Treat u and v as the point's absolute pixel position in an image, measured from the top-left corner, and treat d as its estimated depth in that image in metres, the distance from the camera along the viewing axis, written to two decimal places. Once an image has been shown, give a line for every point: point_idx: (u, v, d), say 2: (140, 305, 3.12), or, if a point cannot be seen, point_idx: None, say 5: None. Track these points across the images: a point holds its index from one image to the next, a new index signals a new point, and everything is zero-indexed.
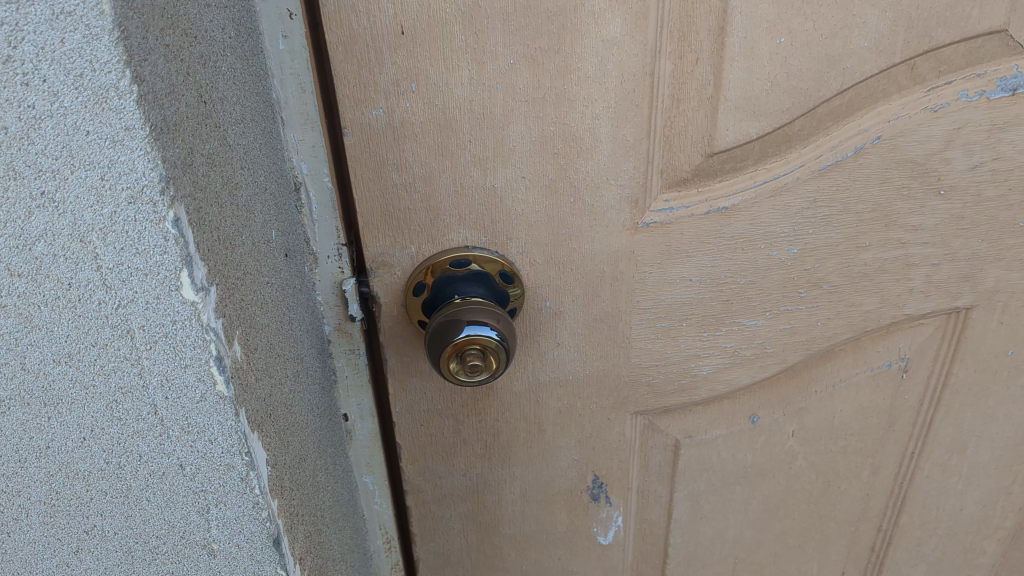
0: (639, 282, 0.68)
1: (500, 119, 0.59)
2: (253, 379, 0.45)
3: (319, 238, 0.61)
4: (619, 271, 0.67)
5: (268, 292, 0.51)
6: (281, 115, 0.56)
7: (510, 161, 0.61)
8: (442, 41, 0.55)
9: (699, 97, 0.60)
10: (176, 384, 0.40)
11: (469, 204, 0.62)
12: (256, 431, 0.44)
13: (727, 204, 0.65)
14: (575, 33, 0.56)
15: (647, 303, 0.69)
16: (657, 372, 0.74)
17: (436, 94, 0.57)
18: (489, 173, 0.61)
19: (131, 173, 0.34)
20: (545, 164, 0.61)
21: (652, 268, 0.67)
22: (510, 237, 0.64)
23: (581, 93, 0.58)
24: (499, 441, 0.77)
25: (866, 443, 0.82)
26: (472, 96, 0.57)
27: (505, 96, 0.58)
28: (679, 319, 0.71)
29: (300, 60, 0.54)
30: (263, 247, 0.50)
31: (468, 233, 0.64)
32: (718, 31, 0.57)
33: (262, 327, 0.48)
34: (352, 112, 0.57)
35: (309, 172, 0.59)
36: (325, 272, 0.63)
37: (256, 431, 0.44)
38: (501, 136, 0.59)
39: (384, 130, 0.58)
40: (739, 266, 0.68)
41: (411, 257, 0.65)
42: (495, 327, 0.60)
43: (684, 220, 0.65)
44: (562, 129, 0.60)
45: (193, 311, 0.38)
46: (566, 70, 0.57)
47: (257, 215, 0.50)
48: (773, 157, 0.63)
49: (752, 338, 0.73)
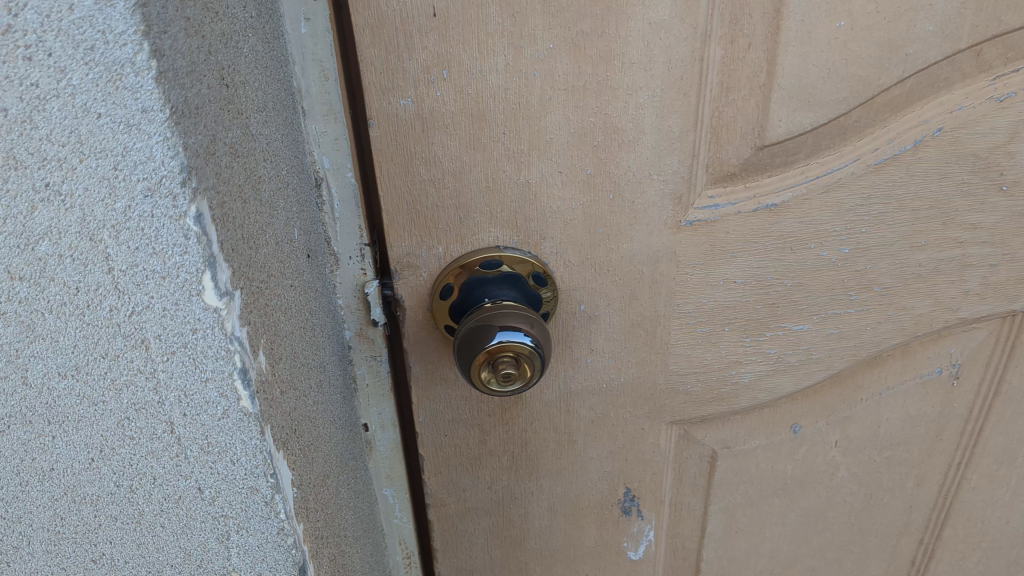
0: (680, 284, 0.64)
1: (538, 108, 0.54)
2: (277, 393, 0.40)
3: (340, 238, 0.59)
4: (660, 272, 0.63)
5: (292, 295, 0.47)
6: (302, 105, 0.53)
7: (547, 154, 0.56)
8: (477, 24, 0.51)
9: (750, 85, 0.56)
10: (195, 400, 0.36)
11: (501, 202, 0.58)
12: (281, 449, 0.39)
13: (776, 201, 0.61)
14: (621, 15, 0.52)
15: (688, 307, 0.65)
16: (695, 380, 0.70)
17: (469, 82, 0.53)
18: (524, 167, 0.57)
19: (148, 162, 0.30)
20: (585, 157, 0.57)
21: (694, 269, 0.63)
22: (544, 235, 0.60)
23: (624, 81, 0.54)
24: (527, 452, 0.72)
25: (912, 454, 0.78)
26: (508, 84, 0.53)
27: (543, 85, 0.54)
28: (721, 324, 0.67)
29: (323, 45, 0.51)
30: (286, 247, 0.46)
31: (500, 232, 0.60)
32: (774, 14, 0.53)
33: (285, 334, 0.44)
34: (378, 102, 0.53)
35: (331, 167, 0.56)
36: (346, 275, 0.60)
37: (281, 450, 0.39)
38: (538, 127, 0.55)
39: (412, 121, 0.54)
40: (787, 266, 0.64)
41: (438, 258, 0.60)
42: (529, 332, 0.57)
43: (729, 217, 0.61)
44: (603, 119, 0.55)
45: (216, 319, 0.34)
46: (608, 56, 0.53)
47: (280, 211, 0.46)
48: (827, 150, 0.59)
49: (797, 344, 0.68)
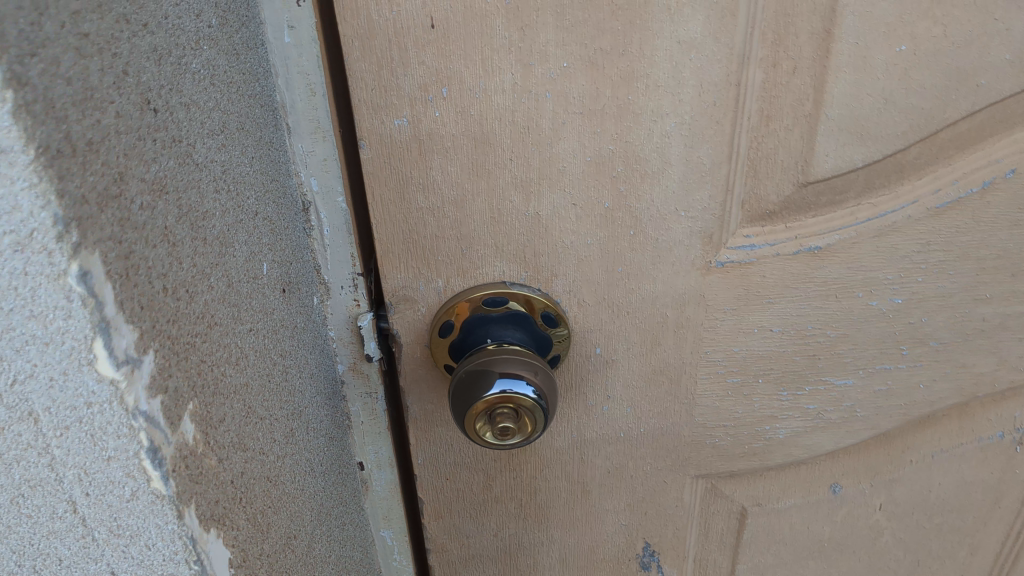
0: (708, 330, 0.57)
1: (549, 133, 0.48)
2: (211, 461, 0.35)
3: (331, 266, 0.54)
4: (686, 317, 0.56)
5: (252, 340, 0.41)
6: (287, 122, 0.48)
7: (559, 184, 0.50)
8: (481, 37, 0.45)
9: (794, 113, 0.48)
10: (97, 479, 0.31)
11: (507, 234, 0.52)
12: (213, 527, 0.35)
13: (820, 243, 0.54)
14: (645, 32, 0.45)
15: (717, 354, 0.58)
16: (724, 433, 0.63)
17: (471, 101, 0.47)
18: (533, 198, 0.51)
19: (14, 212, 0.24)
20: (603, 189, 0.50)
21: (726, 315, 0.57)
22: (556, 272, 0.54)
23: (648, 106, 0.48)
24: (537, 500, 0.66)
25: (965, 521, 0.71)
26: (515, 105, 0.47)
27: (555, 108, 0.47)
28: (754, 375, 0.60)
29: (310, 56, 0.46)
30: (246, 286, 0.41)
31: (506, 266, 0.54)
32: (823, 34, 0.46)
33: (234, 389, 0.39)
34: (369, 121, 0.47)
35: (320, 190, 0.50)
36: (338, 305, 0.55)
37: (213, 528, 0.35)
38: (549, 154, 0.49)
39: (408, 143, 0.48)
40: (831, 316, 0.57)
41: (438, 292, 0.54)
42: (531, 382, 0.51)
43: (765, 260, 0.54)
44: (623, 147, 0.49)
45: (114, 392, 0.28)
46: (630, 77, 0.46)
47: (238, 247, 0.40)
48: (881, 190, 0.52)
49: (840, 400, 0.61)
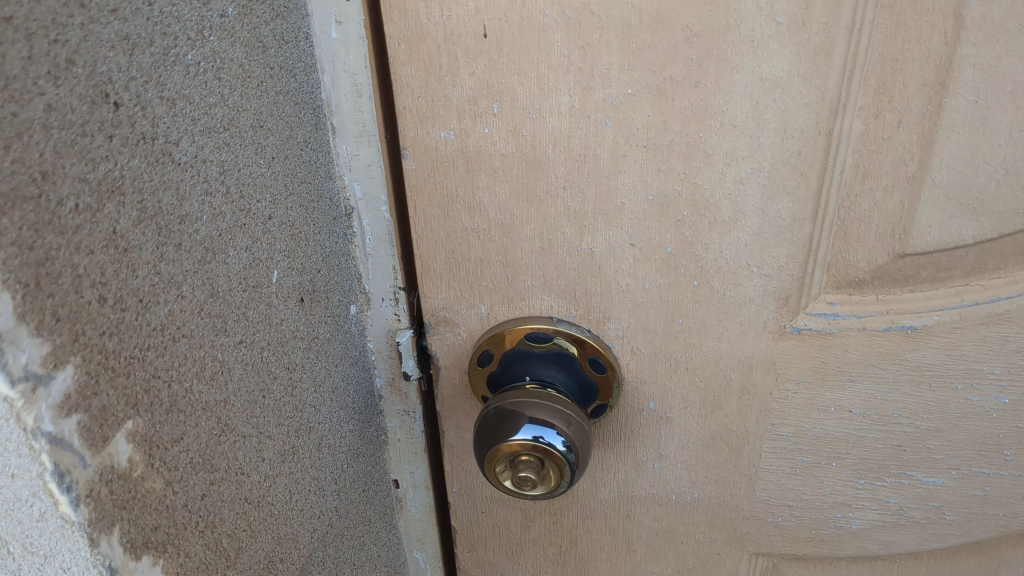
0: (778, 402, 0.51)
1: (607, 165, 0.43)
2: (156, 479, 0.33)
3: (372, 277, 0.50)
4: (753, 383, 0.50)
5: (243, 353, 0.39)
6: (331, 122, 0.45)
7: (616, 221, 0.45)
8: (538, 52, 0.41)
9: (895, 173, 0.42)
10: (5, 495, 0.29)
11: (557, 266, 0.48)
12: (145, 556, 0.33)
13: (916, 323, 0.47)
14: (723, 64, 0.39)
15: (785, 429, 0.52)
16: (788, 514, 0.56)
17: (523, 121, 0.43)
18: (587, 232, 0.46)
19: None
20: (665, 232, 0.45)
21: (798, 387, 0.50)
22: (609, 315, 0.49)
23: (721, 146, 0.42)
24: (577, 550, 0.62)
25: None
26: (571, 131, 0.42)
27: (615, 138, 0.42)
28: (827, 458, 0.53)
29: (357, 55, 0.42)
30: (239, 295, 0.38)
31: (555, 301, 0.49)
32: (936, 87, 0.39)
33: (205, 407, 0.36)
34: (413, 130, 0.44)
35: (363, 197, 0.47)
36: (378, 317, 0.52)
37: (145, 556, 0.33)
38: (607, 187, 0.44)
39: (454, 157, 0.45)
40: (921, 405, 0.50)
41: (480, 318, 0.51)
42: (563, 433, 0.46)
43: (849, 333, 0.47)
44: (691, 190, 0.43)
45: (9, 410, 0.26)
46: (702, 113, 0.41)
47: (235, 254, 0.37)
48: (994, 272, 0.45)
49: (926, 499, 0.54)
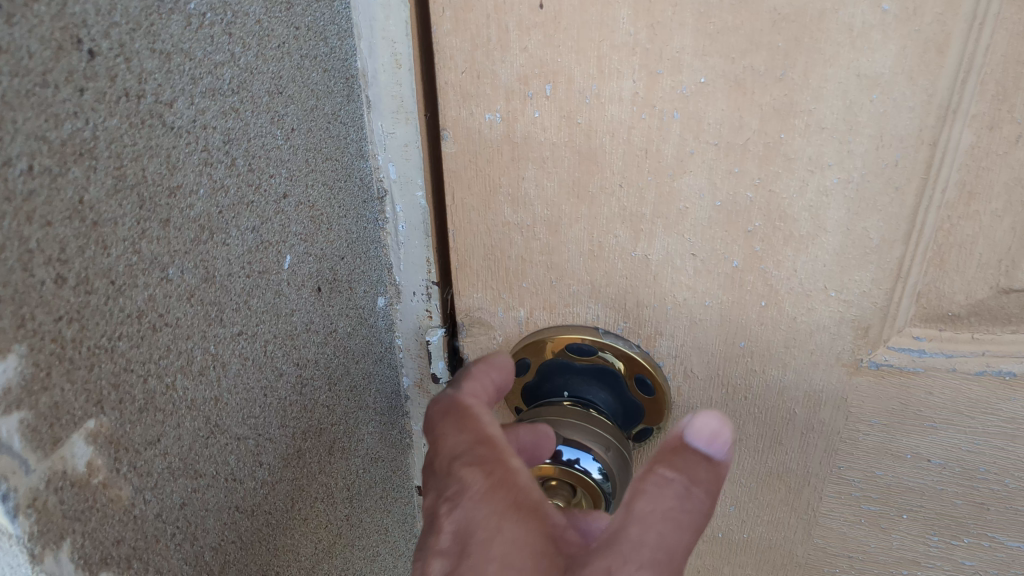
0: (847, 445, 0.45)
1: (671, 163, 0.38)
2: (124, 485, 0.29)
3: (404, 267, 0.47)
4: (820, 419, 0.45)
5: (246, 345, 0.35)
6: (366, 95, 0.41)
7: (677, 228, 0.40)
8: (600, 29, 0.35)
9: (1009, 196, 0.35)
10: None
11: (607, 272, 0.43)
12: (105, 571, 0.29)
13: (1016, 368, 0.40)
14: (815, 55, 0.34)
15: (852, 473, 0.46)
16: (848, 565, 0.51)
17: (579, 107, 0.38)
18: (643, 237, 0.41)
19: None
20: (733, 243, 0.40)
21: (872, 428, 0.44)
22: (661, 330, 0.44)
23: (805, 150, 0.36)
24: None
25: None
26: (633, 121, 0.37)
27: (683, 133, 0.37)
28: (896, 509, 0.47)
29: (397, 22, 0.38)
30: (240, 281, 0.34)
31: (602, 310, 0.44)
32: None
33: (191, 405, 0.32)
34: (455, 109, 0.40)
35: (398, 179, 0.44)
36: (409, 312, 0.49)
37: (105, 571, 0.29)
38: (669, 188, 0.39)
39: (499, 143, 0.40)
40: (1012, 460, 0.43)
41: (518, 323, 0.47)
42: (600, 458, 0.41)
43: (935, 374, 0.41)
44: (767, 197, 0.38)
45: None
46: (785, 110, 0.35)
47: (238, 234, 0.33)
48: None
49: (1009, 565, 0.47)
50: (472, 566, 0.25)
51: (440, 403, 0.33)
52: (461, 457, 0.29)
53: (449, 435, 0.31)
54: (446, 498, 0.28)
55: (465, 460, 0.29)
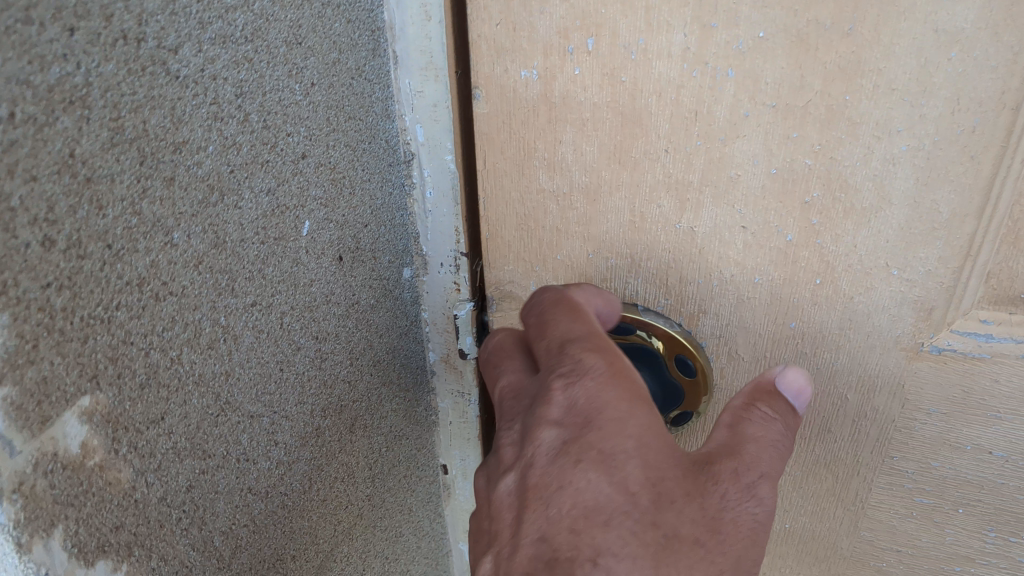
0: (902, 435, 0.42)
1: (723, 127, 0.35)
2: (123, 467, 0.27)
3: (432, 236, 0.45)
4: (874, 407, 0.41)
5: (264, 317, 0.33)
6: (394, 50, 0.39)
7: (726, 198, 0.37)
8: None
9: None
10: None
11: (649, 245, 0.40)
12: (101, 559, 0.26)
13: None
14: (888, 7, 0.30)
15: (906, 464, 0.43)
16: (895, 560, 0.48)
17: (623, 64, 0.35)
18: (689, 208, 0.38)
19: None
20: (787, 215, 0.37)
21: (930, 417, 0.41)
22: (705, 308, 0.41)
23: (871, 114, 0.33)
24: None
25: None
26: (681, 79, 0.35)
27: (737, 93, 0.34)
28: (952, 502, 0.44)
29: None
30: (254, 249, 0.31)
31: (642, 285, 0.42)
32: None
33: (200, 382, 0.30)
34: (488, 65, 0.37)
35: (426, 142, 0.41)
36: (436, 284, 0.47)
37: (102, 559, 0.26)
38: (720, 154, 0.36)
39: (536, 103, 0.38)
40: None
41: None
42: None
43: (1003, 361, 0.38)
44: (826, 165, 0.35)
45: None
46: (852, 69, 0.32)
47: (255, 197, 0.31)
48: None
49: None
50: (600, 438, 0.31)
51: (552, 296, 0.38)
52: (578, 340, 0.34)
53: (561, 322, 0.36)
54: (566, 373, 0.33)
55: (582, 344, 0.34)
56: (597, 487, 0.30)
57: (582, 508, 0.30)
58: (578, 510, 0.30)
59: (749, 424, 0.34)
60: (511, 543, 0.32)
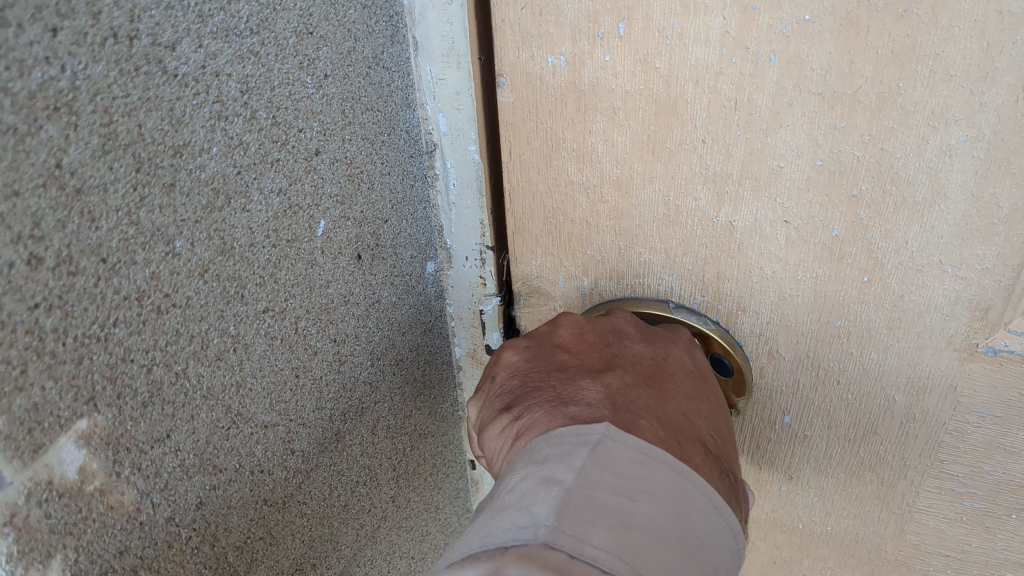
0: (953, 437, 0.40)
1: (765, 116, 0.33)
2: (127, 489, 0.25)
3: (456, 230, 0.43)
4: (923, 408, 0.39)
5: (281, 323, 0.31)
6: (415, 36, 0.37)
7: (767, 191, 0.35)
8: None
9: None
10: None
11: (685, 240, 0.38)
12: None
13: None
14: None
15: (955, 468, 0.41)
16: (943, 565, 0.45)
17: (657, 49, 0.33)
18: (727, 202, 0.36)
19: None
20: (833, 209, 0.34)
21: (983, 420, 0.38)
22: (745, 306, 0.39)
23: (927, 102, 0.30)
24: None
25: None
26: (720, 65, 0.32)
27: (780, 80, 0.32)
28: (1005, 508, 0.41)
29: None
30: (267, 252, 0.30)
31: (677, 282, 0.40)
32: None
33: (210, 395, 0.28)
34: (514, 52, 0.36)
35: (449, 132, 0.40)
36: (462, 279, 0.45)
37: None
38: (760, 145, 0.34)
39: (564, 91, 0.36)
40: None
41: (582, 291, 0.43)
42: None
43: None
44: (878, 157, 0.32)
45: None
46: (907, 54, 0.30)
47: (267, 199, 0.29)
48: None
49: None
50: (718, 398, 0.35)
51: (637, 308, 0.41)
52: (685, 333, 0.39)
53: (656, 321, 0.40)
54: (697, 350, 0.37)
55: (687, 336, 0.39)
56: (732, 445, 0.32)
57: (717, 436, 0.31)
58: (715, 430, 0.32)
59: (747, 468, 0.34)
60: (638, 388, 0.31)
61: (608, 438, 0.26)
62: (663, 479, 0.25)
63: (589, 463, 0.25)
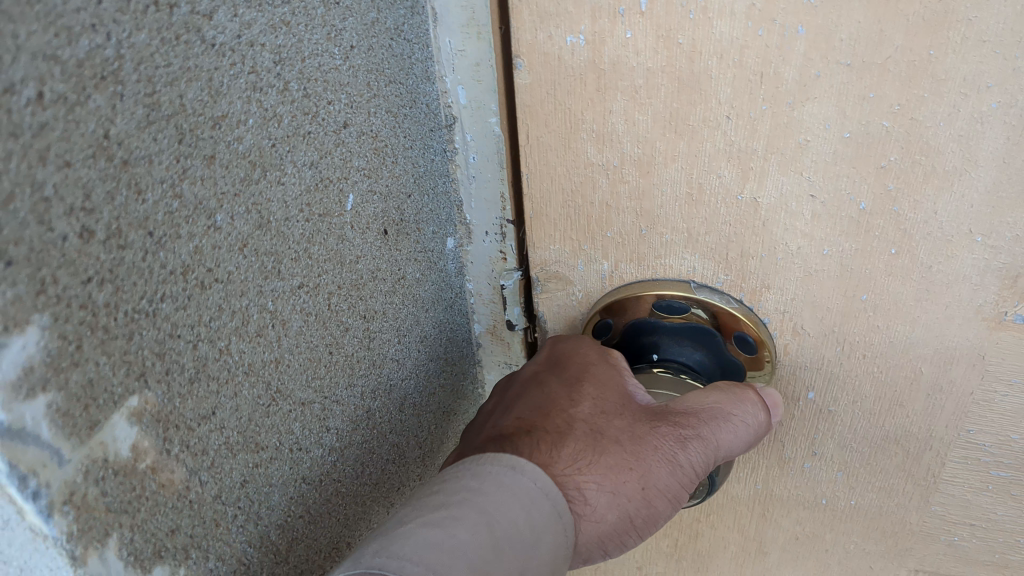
0: (981, 407, 0.40)
1: (792, 89, 0.33)
2: (176, 466, 0.25)
3: (474, 205, 0.44)
4: (951, 379, 0.39)
5: (316, 300, 0.31)
6: (433, 8, 0.38)
7: (795, 165, 0.35)
8: None
9: None
10: None
11: (708, 219, 0.39)
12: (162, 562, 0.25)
13: None
14: None
15: (983, 438, 0.41)
16: (969, 533, 0.46)
17: (680, 26, 0.33)
18: (752, 179, 0.36)
19: None
20: (861, 182, 0.34)
21: (1013, 388, 0.38)
22: (769, 284, 0.40)
23: (961, 70, 0.30)
24: (698, 527, 0.54)
25: None
26: (745, 39, 0.32)
27: (808, 53, 0.32)
28: None
29: None
30: (301, 227, 0.30)
31: (699, 263, 0.40)
32: None
33: (251, 372, 0.28)
34: (529, 33, 0.36)
35: (468, 104, 0.40)
36: (479, 254, 0.46)
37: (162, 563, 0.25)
38: (787, 119, 0.34)
39: (584, 71, 0.36)
40: None
41: (601, 275, 0.43)
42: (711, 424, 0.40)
43: None
44: (909, 128, 0.32)
45: None
46: (939, 20, 0.29)
47: (301, 175, 0.29)
48: None
49: None
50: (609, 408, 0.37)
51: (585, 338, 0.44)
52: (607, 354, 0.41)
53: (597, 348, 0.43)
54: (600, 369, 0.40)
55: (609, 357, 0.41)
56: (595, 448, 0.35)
57: (609, 474, 0.34)
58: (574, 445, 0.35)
59: (685, 456, 0.36)
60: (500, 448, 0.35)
61: (457, 488, 0.31)
62: (486, 506, 0.30)
63: (427, 509, 0.30)
